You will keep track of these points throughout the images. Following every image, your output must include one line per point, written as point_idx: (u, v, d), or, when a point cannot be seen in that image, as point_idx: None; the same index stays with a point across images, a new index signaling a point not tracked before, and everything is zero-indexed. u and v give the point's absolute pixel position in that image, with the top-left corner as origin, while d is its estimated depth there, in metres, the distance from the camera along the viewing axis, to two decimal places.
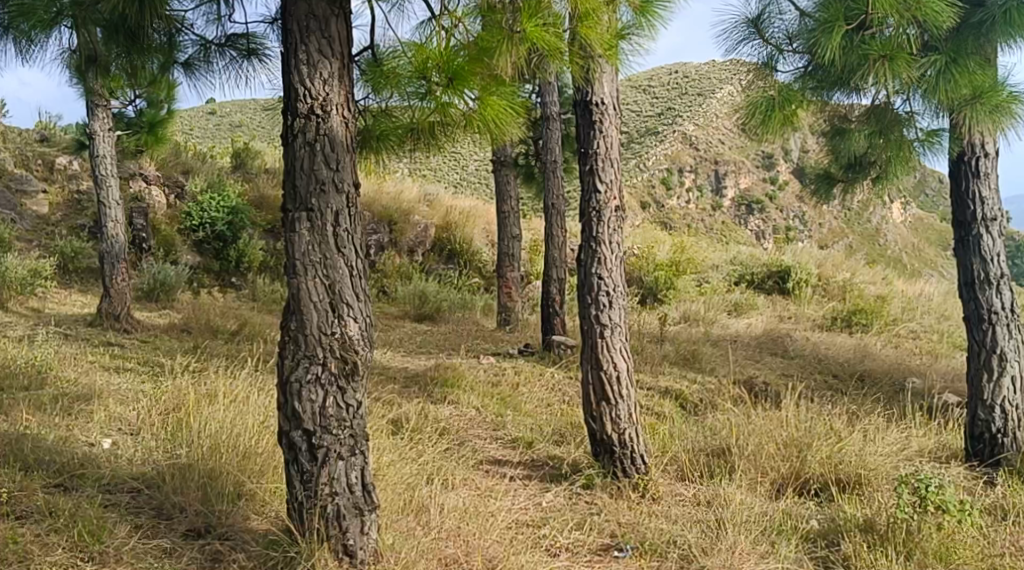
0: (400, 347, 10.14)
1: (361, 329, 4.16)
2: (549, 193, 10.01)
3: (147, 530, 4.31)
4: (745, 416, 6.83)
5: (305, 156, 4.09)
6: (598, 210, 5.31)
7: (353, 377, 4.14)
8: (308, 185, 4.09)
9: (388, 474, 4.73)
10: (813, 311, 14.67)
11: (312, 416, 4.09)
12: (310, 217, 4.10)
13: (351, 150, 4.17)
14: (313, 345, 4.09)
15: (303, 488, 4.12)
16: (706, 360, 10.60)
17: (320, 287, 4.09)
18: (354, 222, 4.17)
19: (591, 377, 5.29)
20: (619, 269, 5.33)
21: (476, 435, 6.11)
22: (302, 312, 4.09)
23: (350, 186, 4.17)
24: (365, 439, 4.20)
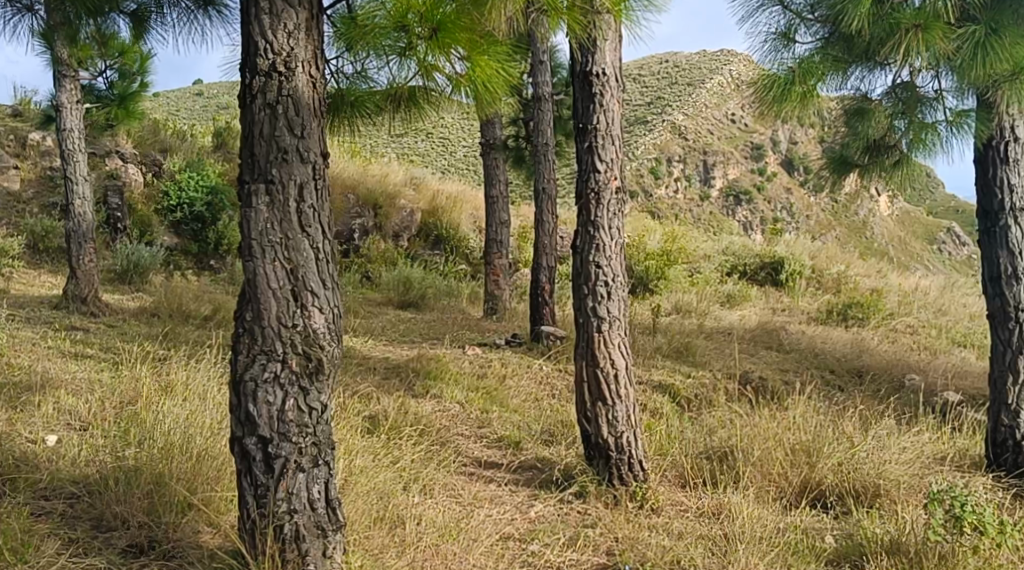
0: (383, 335, 9.70)
1: (327, 322, 3.75)
2: (541, 176, 9.50)
3: (81, 545, 3.89)
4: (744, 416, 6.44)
5: (266, 120, 3.66)
6: (598, 191, 4.88)
7: (317, 377, 3.72)
8: (269, 154, 3.66)
9: (362, 479, 4.31)
10: (808, 304, 14.29)
11: (268, 420, 3.67)
12: (270, 190, 3.67)
13: (318, 115, 3.74)
14: (272, 339, 3.67)
15: (257, 502, 3.70)
16: (700, 354, 10.19)
17: (280, 272, 3.67)
18: (321, 198, 3.74)
19: (586, 373, 4.86)
20: (618, 257, 4.90)
21: (459, 433, 5.69)
22: (259, 300, 3.67)
23: (317, 155, 3.74)
24: (330, 447, 3.78)
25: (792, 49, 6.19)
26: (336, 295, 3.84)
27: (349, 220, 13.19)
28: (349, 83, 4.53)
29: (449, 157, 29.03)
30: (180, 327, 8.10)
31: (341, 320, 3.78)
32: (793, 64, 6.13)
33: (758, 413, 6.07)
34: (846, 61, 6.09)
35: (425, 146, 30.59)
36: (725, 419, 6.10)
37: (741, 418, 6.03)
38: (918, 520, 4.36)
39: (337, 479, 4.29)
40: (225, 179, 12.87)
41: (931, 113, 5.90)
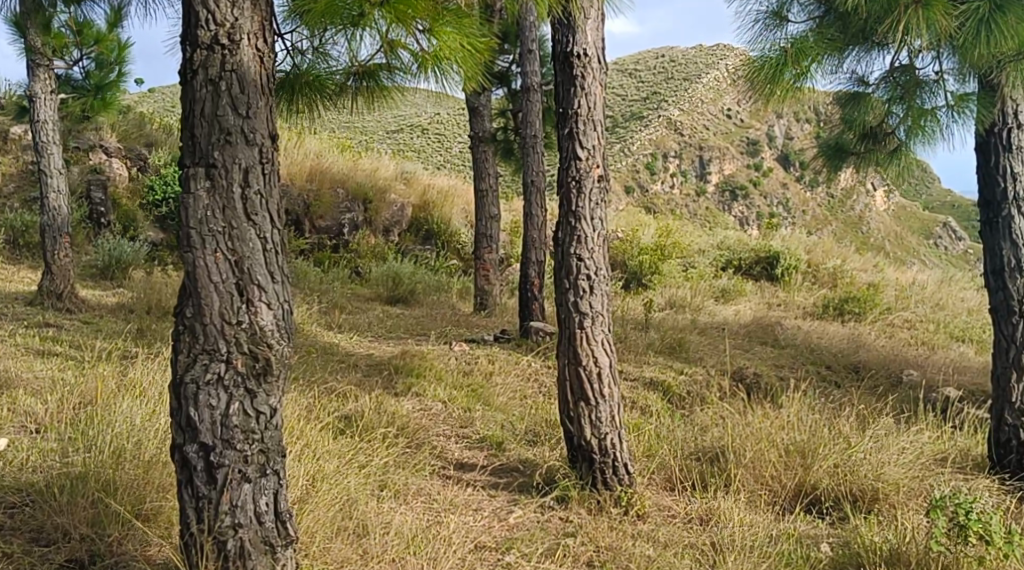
0: (369, 332, 9.46)
1: (275, 318, 3.59)
2: (529, 168, 9.20)
3: (18, 559, 3.67)
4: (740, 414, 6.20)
5: (208, 97, 3.50)
6: (579, 177, 4.65)
7: (265, 378, 3.57)
8: (211, 135, 3.51)
9: (329, 485, 4.07)
10: (804, 298, 14.07)
11: (210, 425, 3.50)
12: (212, 174, 3.51)
13: (264, 91, 3.59)
14: (215, 338, 3.51)
15: (198, 515, 3.53)
16: (694, 350, 9.96)
17: (223, 264, 3.51)
18: (269, 181, 3.59)
19: (567, 372, 4.63)
20: (601, 249, 4.67)
21: (439, 433, 5.45)
22: (201, 294, 3.51)
23: (264, 135, 3.59)
24: (279, 453, 3.63)
25: (783, 28, 5.95)
26: (287, 290, 3.68)
27: (338, 214, 12.93)
28: (310, 63, 4.50)
29: (446, 153, 29.42)
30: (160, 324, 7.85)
31: (291, 317, 3.62)
32: (785, 45, 5.86)
33: (752, 412, 5.83)
34: (842, 41, 5.90)
35: (420, 142, 30.33)
36: (717, 419, 5.87)
37: (733, 418, 5.79)
38: (921, 530, 4.11)
39: (302, 486, 4.04)
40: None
41: (930, 98, 5.68)
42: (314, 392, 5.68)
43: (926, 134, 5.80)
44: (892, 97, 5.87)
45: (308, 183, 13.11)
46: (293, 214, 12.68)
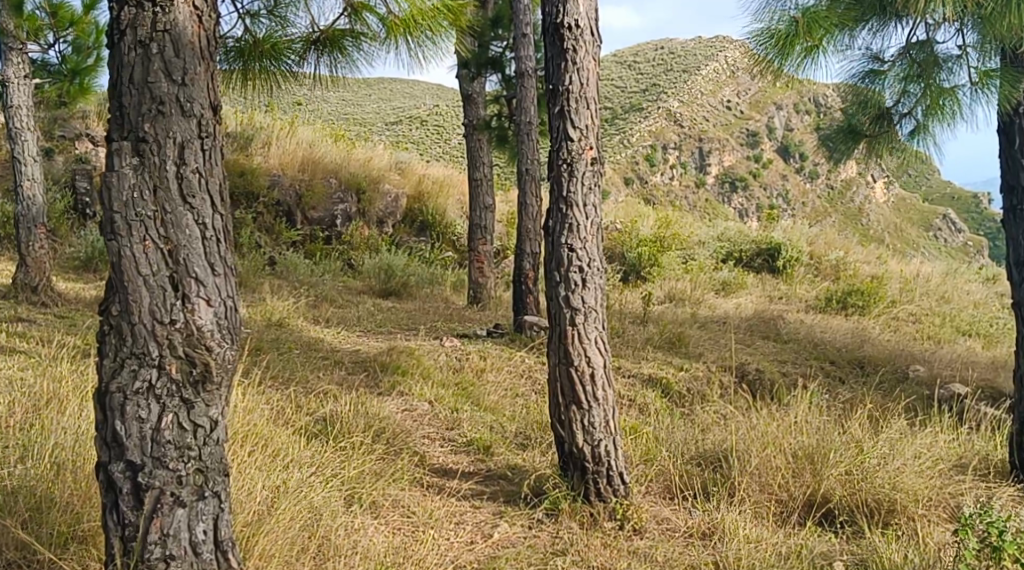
0: (358, 326, 9.11)
1: (215, 317, 3.30)
2: (523, 156, 8.81)
3: None
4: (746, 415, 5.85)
5: (137, 62, 3.21)
6: (572, 159, 4.30)
7: (203, 386, 3.29)
8: (141, 105, 3.22)
9: (292, 500, 3.75)
10: (806, 291, 13.74)
11: (139, 440, 3.22)
12: (139, 150, 3.21)
13: (203, 56, 3.30)
14: (144, 340, 3.22)
15: (124, 544, 3.25)
16: (694, 345, 9.62)
17: (154, 255, 3.21)
18: (208, 159, 3.30)
19: (558, 373, 4.29)
20: (596, 239, 4.33)
21: (423, 438, 5.11)
22: (128, 289, 3.21)
23: (202, 105, 3.29)
24: (219, 470, 3.35)
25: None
26: (230, 285, 3.39)
27: (330, 205, 12.54)
28: (267, 32, 4.87)
29: (444, 144, 29.17)
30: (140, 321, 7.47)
31: (233, 316, 3.33)
32: (797, 14, 5.53)
33: (758, 414, 5.49)
34: (857, 11, 5.60)
35: (417, 133, 29.97)
36: (721, 424, 5.53)
37: (736, 422, 5.44)
38: (949, 550, 3.81)
39: (263, 499, 3.72)
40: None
41: (950, 76, 5.48)
42: (292, 395, 5.32)
43: (943, 115, 5.54)
44: (908, 76, 5.61)
45: (300, 173, 12.73)
46: (284, 205, 12.30)
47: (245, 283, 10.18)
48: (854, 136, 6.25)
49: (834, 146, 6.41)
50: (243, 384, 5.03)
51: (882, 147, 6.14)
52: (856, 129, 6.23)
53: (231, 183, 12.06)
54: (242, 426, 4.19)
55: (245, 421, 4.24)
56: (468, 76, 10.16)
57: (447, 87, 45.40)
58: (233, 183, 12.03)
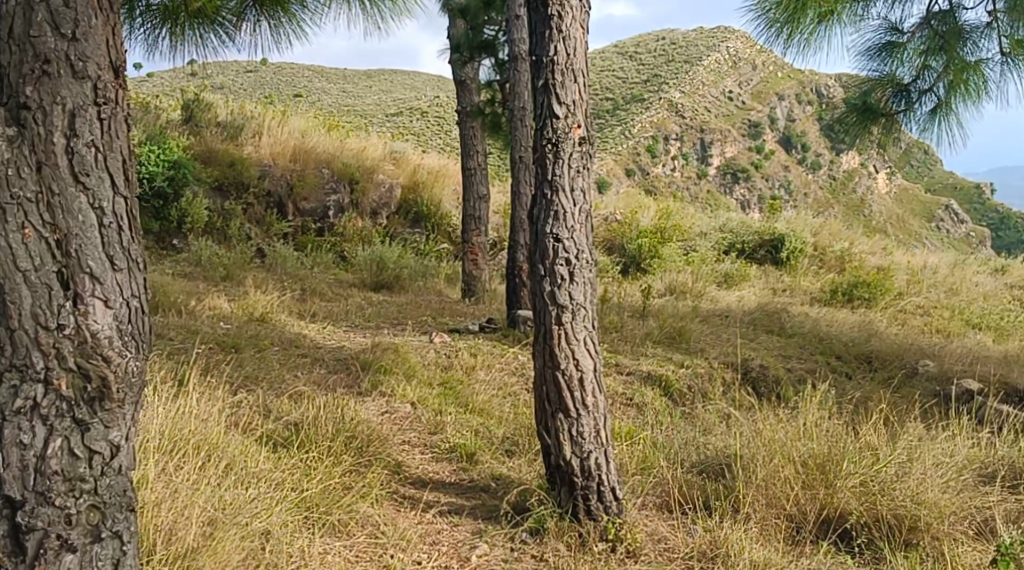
0: (345, 321, 8.72)
1: (113, 321, 3.00)
2: (516, 143, 8.35)
3: None
4: (754, 419, 5.45)
5: (18, 12, 2.90)
6: (559, 136, 3.90)
7: (99, 404, 2.99)
8: (22, 66, 2.89)
9: (231, 525, 3.46)
10: (810, 283, 13.34)
11: (21, 472, 2.90)
12: (22, 118, 2.88)
13: (97, 7, 2.99)
14: (26, 350, 2.89)
15: None
16: (695, 340, 9.23)
17: (38, 247, 2.88)
18: (104, 129, 2.99)
19: (545, 377, 3.91)
20: (584, 229, 3.94)
21: (402, 446, 4.74)
22: (6, 288, 2.86)
23: (97, 66, 2.98)
24: (118, 505, 3.07)
25: None
26: (138, 285, 3.09)
27: (322, 195, 12.09)
28: None
29: (444, 136, 28.76)
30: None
31: (139, 322, 3.06)
32: None
33: (764, 420, 5.10)
34: None
35: (417, 124, 29.54)
36: (726, 433, 5.13)
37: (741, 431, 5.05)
38: None
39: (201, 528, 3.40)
40: (192, 153, 11.67)
41: (975, 50, 5.47)
42: (263, 403, 4.91)
43: (967, 91, 5.59)
44: (930, 49, 5.55)
45: (291, 163, 12.25)
46: (275, 196, 11.81)
47: (231, 275, 9.77)
48: (871, 114, 5.87)
49: (850, 130, 5.96)
50: (206, 389, 4.63)
51: (895, 132, 5.93)
52: (869, 106, 5.87)
53: (220, 173, 11.61)
54: (191, 439, 3.92)
55: (196, 434, 3.96)
56: (460, 61, 9.74)
57: (445, 79, 44.89)
58: (221, 173, 11.59)
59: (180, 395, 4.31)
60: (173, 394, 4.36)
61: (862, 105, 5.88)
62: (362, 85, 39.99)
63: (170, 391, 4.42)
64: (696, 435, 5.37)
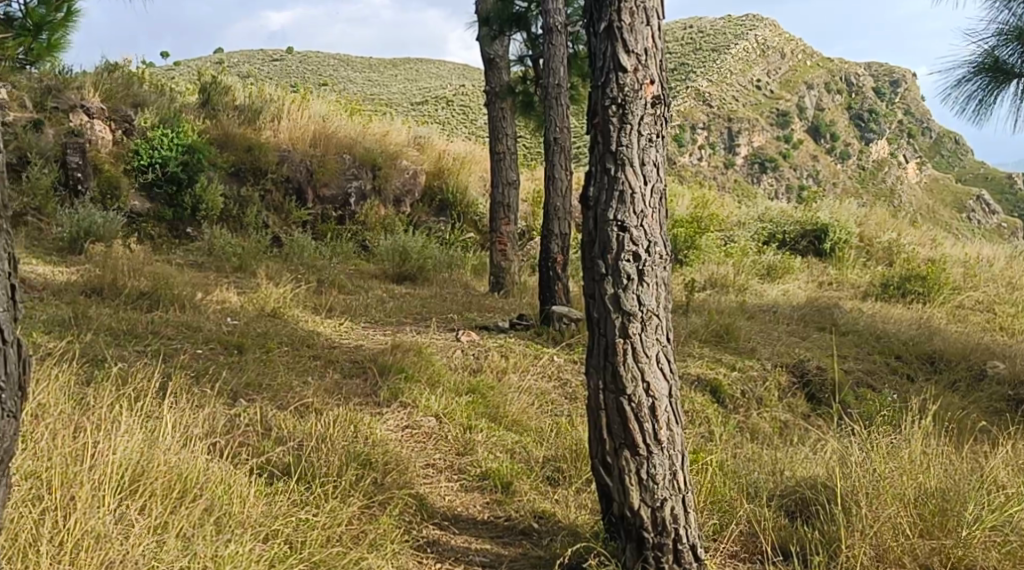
0: (365, 316, 8.00)
1: None
2: (550, 124, 7.55)
3: None
4: (834, 444, 4.67)
5: None
6: (627, 94, 3.46)
7: None
8: None
9: None
10: (858, 276, 12.49)
11: None
12: None
13: None
14: None
15: None
16: (744, 338, 8.42)
17: None
18: None
19: (606, 401, 3.50)
20: (655, 214, 3.49)
21: (425, 474, 4.11)
22: None
23: None
24: None
25: None
26: (4, 318, 2.85)
27: (343, 181, 11.32)
28: None
29: (470, 125, 27.96)
30: (109, 317, 6.29)
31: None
32: None
33: (851, 447, 4.35)
34: None
35: (442, 113, 28.82)
36: (807, 464, 4.37)
37: (828, 462, 4.28)
38: None
39: None
40: (208, 136, 10.94)
41: None
42: (265, 426, 4.22)
43: None
44: None
45: (312, 148, 11.50)
46: (294, 181, 11.02)
47: (244, 266, 9.05)
48: (1001, 74, 5.90)
49: (981, 90, 5.97)
50: (189, 412, 3.95)
51: None
52: (998, 65, 5.90)
53: (236, 158, 10.91)
54: (160, 477, 3.38)
55: (166, 468, 3.41)
56: (489, 35, 8.96)
57: (470, 67, 44.19)
58: (238, 158, 10.90)
59: (155, 419, 3.72)
60: (151, 416, 3.76)
61: (992, 65, 5.90)
62: (387, 73, 39.36)
63: (148, 410, 3.82)
64: (769, 461, 4.58)
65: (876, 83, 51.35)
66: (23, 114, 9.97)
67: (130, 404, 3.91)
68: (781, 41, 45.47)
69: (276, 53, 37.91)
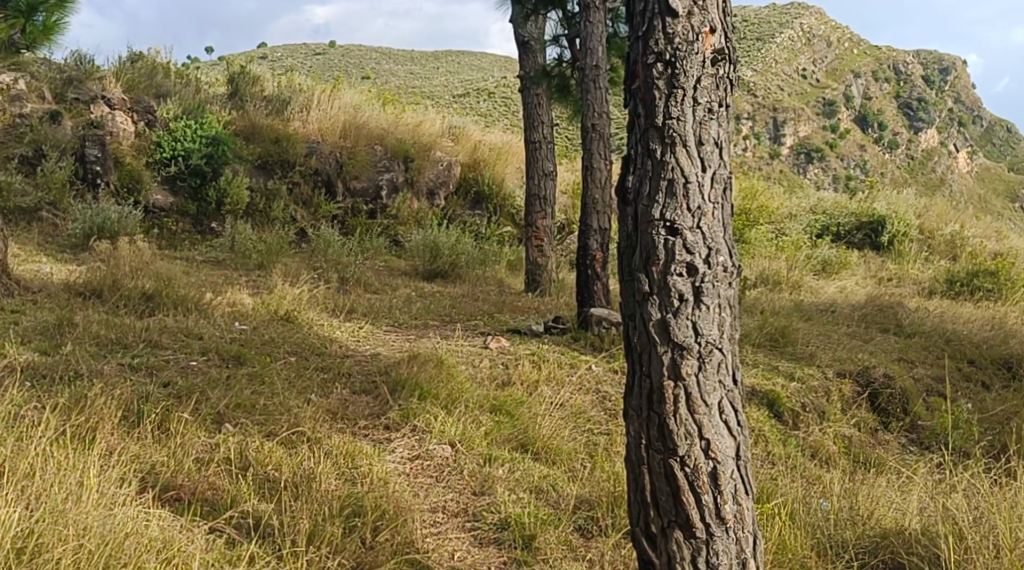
0: (388, 318, 7.31)
1: None
2: (587, 109, 6.81)
3: None
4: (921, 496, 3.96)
5: None
6: (678, 46, 2.99)
7: None
8: None
9: None
10: (921, 271, 11.57)
11: None
12: None
13: None
14: None
15: None
16: (803, 342, 7.63)
17: None
18: None
19: (653, 461, 3.07)
20: (717, 217, 3.03)
21: (430, 524, 3.60)
22: None
23: None
24: None
25: None
26: None
27: (374, 174, 10.64)
28: None
29: (511, 116, 27.24)
30: (102, 324, 5.63)
31: None
32: None
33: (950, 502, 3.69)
34: None
35: (484, 106, 28.18)
36: (892, 518, 3.70)
37: (930, 518, 3.64)
38: None
39: None
40: (233, 128, 10.31)
41: None
42: (241, 464, 3.66)
43: None
44: None
45: (342, 139, 10.85)
46: (322, 174, 10.36)
47: (264, 264, 8.41)
48: None
49: None
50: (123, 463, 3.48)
51: None
52: None
53: (263, 150, 10.27)
54: (66, 551, 2.94)
55: (72, 541, 2.97)
56: (523, 14, 8.11)
57: (512, 59, 43.53)
58: (265, 150, 10.27)
59: (74, 472, 3.28)
60: (74, 469, 3.31)
61: None
62: (428, 65, 38.73)
63: (74, 460, 3.36)
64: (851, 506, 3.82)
65: (926, 71, 49.81)
66: (40, 106, 9.37)
67: (68, 448, 3.45)
68: (826, 30, 44.46)
69: (318, 47, 37.44)
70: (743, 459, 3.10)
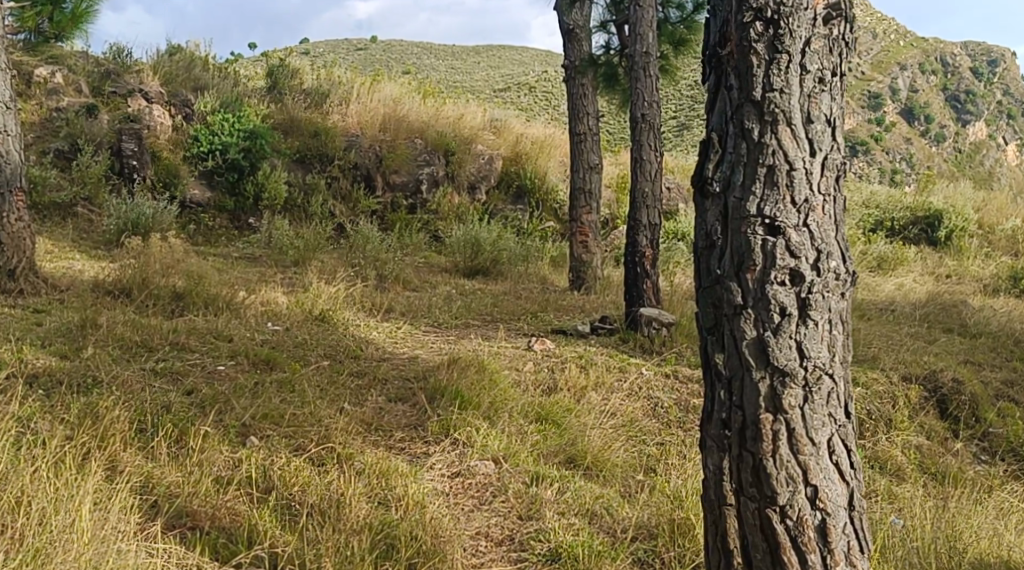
0: (428, 318, 6.98)
1: None
2: (636, 98, 6.37)
3: None
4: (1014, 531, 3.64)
5: None
6: (782, 2, 2.73)
7: None
8: None
9: None
10: (981, 268, 11.03)
11: None
12: None
13: None
14: None
15: None
16: (864, 343, 7.19)
17: None
18: None
19: (748, 513, 2.82)
20: (825, 217, 2.77)
21: (472, 553, 3.32)
22: None
23: None
24: None
25: None
26: None
27: (414, 168, 10.31)
28: None
29: (552, 110, 26.78)
30: (128, 325, 5.33)
31: None
32: None
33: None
34: None
35: (523, 101, 27.74)
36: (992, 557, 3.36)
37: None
38: None
39: None
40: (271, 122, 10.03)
41: None
42: (265, 486, 3.39)
43: None
44: None
45: (381, 133, 10.54)
46: (362, 169, 10.03)
47: (300, 260, 8.12)
48: None
49: None
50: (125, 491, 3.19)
51: None
52: None
53: (301, 144, 9.99)
54: None
55: None
56: None
57: (553, 53, 42.98)
58: (304, 144, 10.00)
59: (71, 503, 3.02)
60: (73, 499, 3.05)
61: None
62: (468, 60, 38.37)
63: (74, 487, 3.11)
64: (940, 544, 3.46)
65: (975, 63, 48.67)
66: (77, 99, 9.14)
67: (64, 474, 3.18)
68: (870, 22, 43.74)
69: (358, 42, 37.19)
70: (856, 510, 2.83)
